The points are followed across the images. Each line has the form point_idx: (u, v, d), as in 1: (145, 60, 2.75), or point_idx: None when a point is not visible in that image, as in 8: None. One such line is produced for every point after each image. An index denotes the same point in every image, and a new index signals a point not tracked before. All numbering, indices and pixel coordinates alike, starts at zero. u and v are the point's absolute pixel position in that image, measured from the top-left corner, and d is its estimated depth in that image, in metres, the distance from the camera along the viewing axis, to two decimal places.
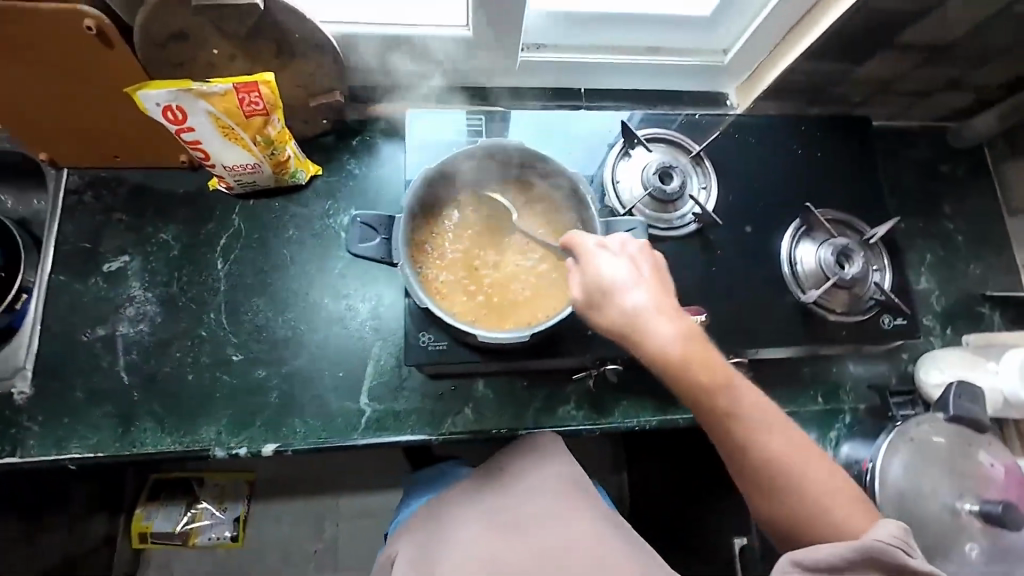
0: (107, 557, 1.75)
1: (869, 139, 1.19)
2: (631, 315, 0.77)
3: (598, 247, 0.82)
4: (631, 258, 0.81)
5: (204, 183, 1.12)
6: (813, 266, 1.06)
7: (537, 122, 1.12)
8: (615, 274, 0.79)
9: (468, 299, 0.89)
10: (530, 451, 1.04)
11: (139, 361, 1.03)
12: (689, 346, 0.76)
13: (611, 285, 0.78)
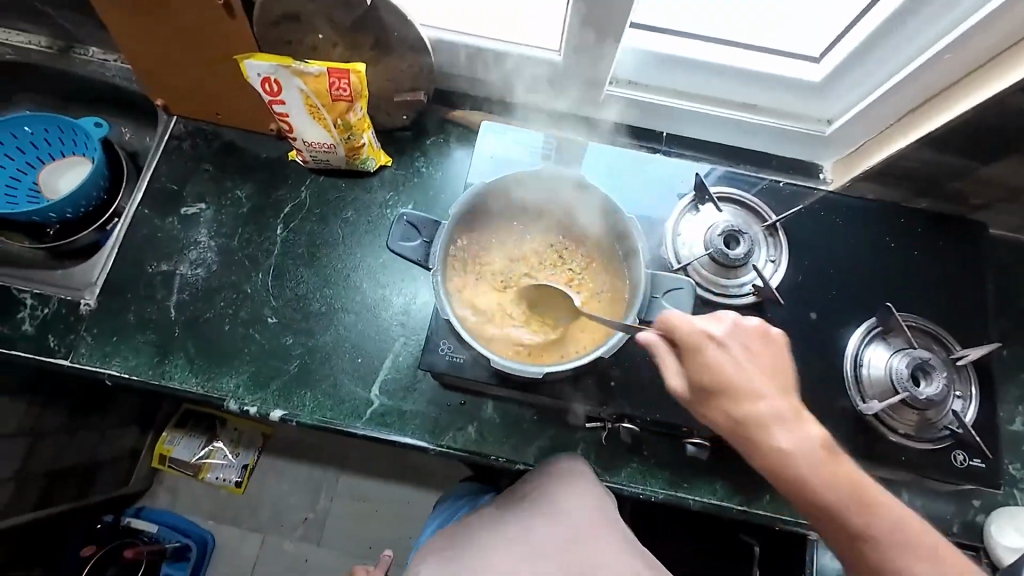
0: (125, 469, 1.84)
1: (981, 248, 1.05)
2: (728, 402, 0.73)
3: (705, 335, 0.75)
4: (736, 342, 0.75)
5: (285, 153, 1.19)
6: (881, 374, 0.94)
7: (608, 158, 1.09)
8: (717, 359, 0.73)
9: (502, 325, 0.85)
10: (553, 477, 0.97)
11: (188, 302, 1.10)
12: (802, 443, 0.72)
13: (715, 374, 0.73)
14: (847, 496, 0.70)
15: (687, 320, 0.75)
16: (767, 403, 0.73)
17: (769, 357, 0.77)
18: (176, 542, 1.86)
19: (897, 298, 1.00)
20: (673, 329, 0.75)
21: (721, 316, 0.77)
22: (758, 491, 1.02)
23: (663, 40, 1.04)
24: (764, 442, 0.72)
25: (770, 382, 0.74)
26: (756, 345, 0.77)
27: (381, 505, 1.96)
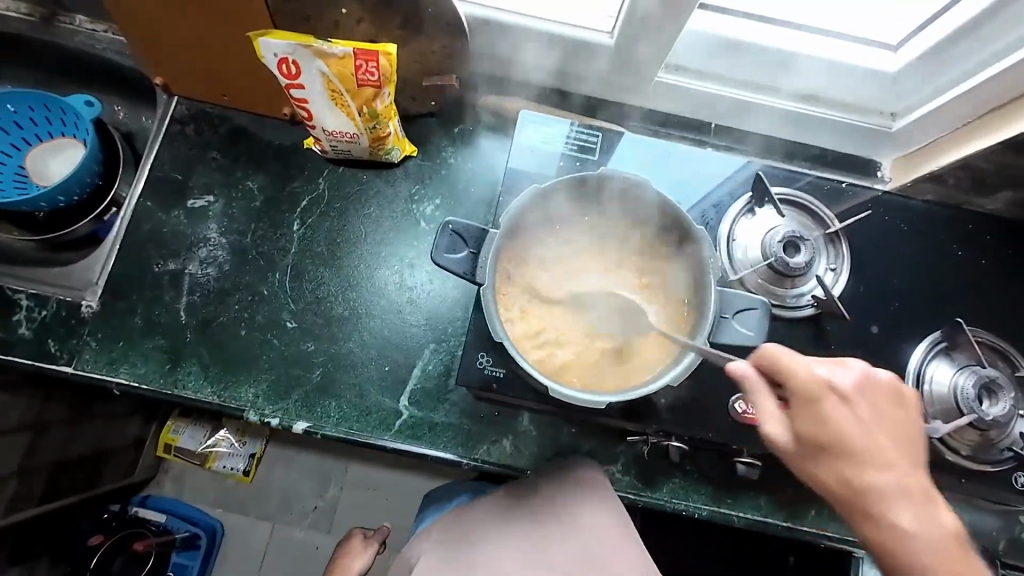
0: (132, 458, 1.79)
1: None
2: (850, 467, 0.65)
3: (826, 385, 0.67)
4: (860, 397, 0.67)
5: (300, 141, 1.09)
6: (945, 392, 0.89)
7: (657, 153, 1.02)
8: (839, 414, 0.65)
9: (559, 351, 0.78)
10: (576, 487, 0.94)
11: (199, 304, 1.02)
12: (910, 499, 0.64)
13: (836, 431, 0.65)
14: (928, 555, 0.63)
15: (803, 367, 0.67)
16: (863, 452, 0.65)
17: (892, 415, 0.69)
18: (184, 530, 1.84)
19: (959, 310, 0.95)
20: (799, 381, 0.66)
21: (851, 363, 0.69)
22: (803, 507, 0.96)
23: (724, 23, 0.95)
24: (886, 516, 0.65)
25: (896, 447, 0.67)
26: (884, 405, 0.69)
27: (390, 496, 1.93)
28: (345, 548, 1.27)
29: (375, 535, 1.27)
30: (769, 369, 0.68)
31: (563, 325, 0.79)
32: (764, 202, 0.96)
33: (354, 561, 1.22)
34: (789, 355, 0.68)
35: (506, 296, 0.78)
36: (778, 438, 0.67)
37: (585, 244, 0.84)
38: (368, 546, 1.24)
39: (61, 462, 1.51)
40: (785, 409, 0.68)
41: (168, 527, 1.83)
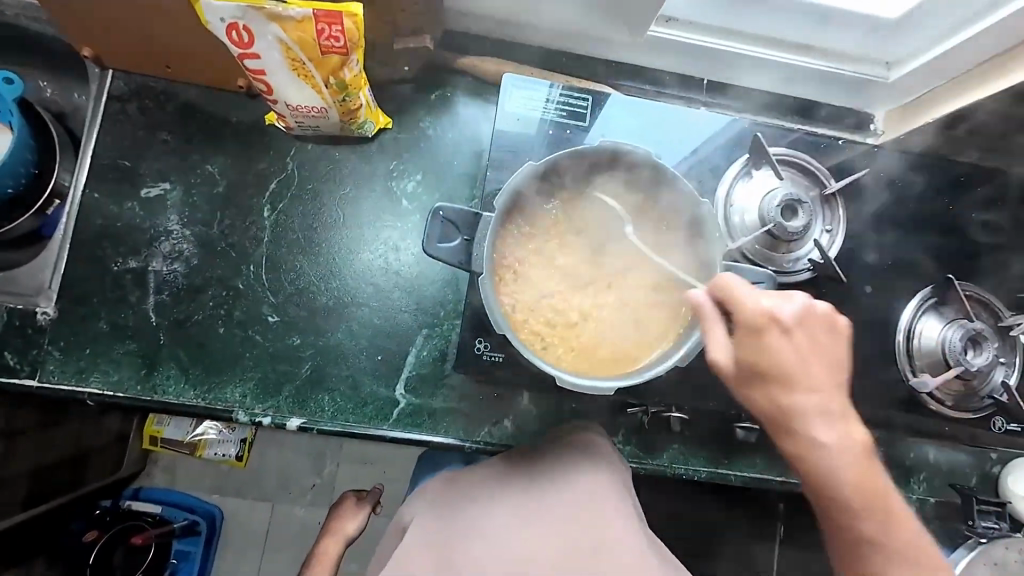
0: (117, 454, 1.73)
1: None
2: (779, 391, 0.65)
3: (769, 318, 0.64)
4: (802, 330, 0.65)
5: (261, 116, 0.99)
6: (933, 347, 0.91)
7: (649, 118, 0.96)
8: (774, 343, 0.64)
9: (569, 339, 0.72)
10: (573, 447, 0.92)
11: (169, 304, 0.94)
12: (846, 441, 0.66)
13: (773, 363, 0.64)
14: (851, 478, 0.67)
15: (752, 303, 0.64)
16: (781, 375, 0.64)
17: (833, 352, 0.67)
18: (181, 519, 1.81)
19: (946, 265, 0.96)
20: (745, 315, 0.65)
21: (796, 296, 0.66)
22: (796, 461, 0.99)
23: None
24: (804, 434, 0.66)
25: (829, 373, 0.66)
26: (822, 336, 0.67)
27: (386, 469, 1.93)
28: (334, 511, 1.27)
29: (366, 498, 1.29)
30: (731, 305, 0.65)
31: (569, 310, 0.74)
32: (761, 164, 0.93)
33: (347, 522, 1.23)
34: (735, 282, 0.66)
35: (507, 285, 0.72)
36: (721, 364, 0.64)
37: (590, 219, 0.76)
38: (360, 508, 1.26)
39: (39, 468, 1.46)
40: (733, 338, 0.66)
41: (165, 517, 1.81)
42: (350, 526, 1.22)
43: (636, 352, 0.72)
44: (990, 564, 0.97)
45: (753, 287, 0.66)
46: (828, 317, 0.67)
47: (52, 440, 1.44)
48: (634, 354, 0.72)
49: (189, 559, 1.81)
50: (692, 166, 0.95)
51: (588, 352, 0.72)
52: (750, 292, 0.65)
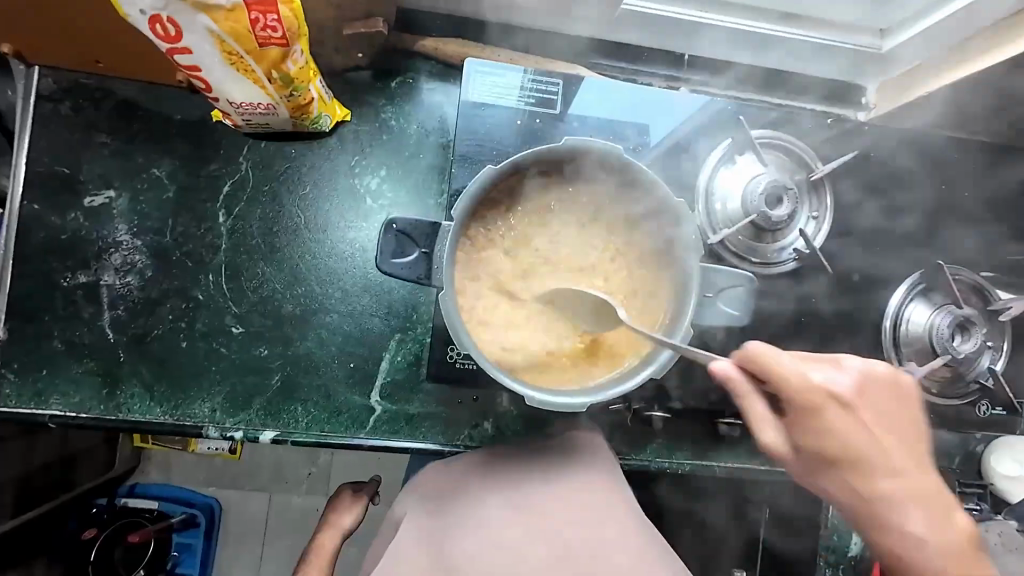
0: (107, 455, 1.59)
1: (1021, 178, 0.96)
2: (853, 477, 0.63)
3: (829, 393, 0.61)
4: (862, 404, 0.62)
5: (208, 113, 0.92)
6: (921, 333, 0.88)
7: (624, 99, 0.90)
8: (836, 421, 0.60)
9: (531, 349, 0.68)
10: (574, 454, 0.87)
11: (126, 319, 0.90)
12: (943, 525, 0.63)
13: (839, 439, 0.61)
14: (968, 568, 0.63)
15: (793, 374, 0.59)
16: (871, 459, 0.62)
17: (896, 414, 0.64)
18: (182, 512, 1.68)
19: (933, 249, 0.93)
20: (794, 393, 0.59)
21: (850, 363, 0.64)
22: None
23: None
24: (871, 496, 0.64)
25: (906, 452, 0.64)
26: (886, 400, 0.64)
27: None
28: (332, 503, 1.09)
29: (366, 489, 1.09)
30: (819, 389, 0.60)
31: (534, 319, 0.69)
32: (744, 148, 0.87)
33: (344, 518, 1.05)
34: (775, 355, 0.59)
35: (466, 294, 0.67)
36: (772, 446, 0.62)
37: (556, 223, 0.71)
38: (358, 501, 1.07)
39: (26, 475, 1.34)
40: (779, 416, 0.62)
41: (166, 512, 1.67)
42: (347, 524, 1.04)
43: (606, 363, 0.68)
44: None
45: (797, 358, 0.62)
46: (894, 380, 0.65)
47: (36, 442, 1.33)
48: (602, 364, 0.68)
49: (191, 552, 1.69)
50: (671, 150, 0.89)
51: (555, 364, 0.68)
52: (790, 358, 0.60)
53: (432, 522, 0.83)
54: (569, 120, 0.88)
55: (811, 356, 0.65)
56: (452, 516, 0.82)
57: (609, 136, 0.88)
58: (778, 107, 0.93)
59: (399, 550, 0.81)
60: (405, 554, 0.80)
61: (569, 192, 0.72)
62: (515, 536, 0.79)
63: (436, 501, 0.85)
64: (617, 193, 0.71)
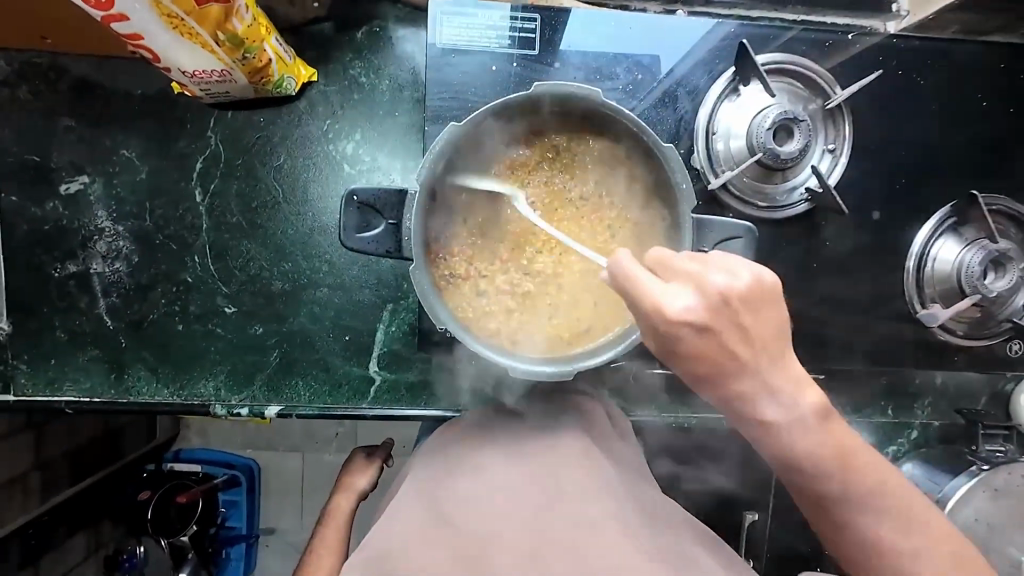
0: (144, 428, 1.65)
1: None
2: (787, 391, 0.54)
3: (711, 304, 0.50)
4: (716, 313, 0.50)
5: (168, 85, 0.87)
6: (948, 272, 0.81)
7: (610, 33, 0.80)
8: (721, 327, 0.51)
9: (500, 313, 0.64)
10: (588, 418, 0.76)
11: (122, 305, 0.90)
12: (799, 414, 0.55)
13: (723, 346, 0.51)
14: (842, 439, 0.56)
15: (673, 284, 0.51)
16: (739, 356, 0.52)
17: (766, 320, 0.52)
18: (225, 473, 1.71)
19: (965, 177, 0.83)
20: (653, 316, 0.50)
21: (732, 261, 0.52)
22: None
23: None
24: (754, 413, 0.55)
25: (766, 345, 0.52)
26: (750, 306, 0.51)
27: None
28: (346, 466, 1.08)
29: (379, 451, 1.09)
30: (690, 315, 0.50)
31: (519, 283, 0.65)
32: (749, 78, 0.78)
33: (359, 481, 1.04)
34: (633, 268, 0.51)
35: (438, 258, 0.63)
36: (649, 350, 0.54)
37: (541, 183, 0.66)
38: (372, 463, 1.07)
39: (73, 449, 1.43)
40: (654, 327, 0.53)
41: (210, 473, 1.71)
42: (361, 485, 1.03)
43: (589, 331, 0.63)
44: (989, 490, 0.86)
45: (685, 260, 0.51)
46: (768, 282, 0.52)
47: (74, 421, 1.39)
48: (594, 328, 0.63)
49: (238, 507, 1.74)
50: (665, 88, 0.80)
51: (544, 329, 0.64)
52: (684, 259, 0.51)
53: (433, 470, 0.69)
54: (549, 61, 0.80)
55: (711, 258, 0.53)
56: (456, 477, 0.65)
57: (595, 76, 0.80)
58: (789, 26, 0.81)
59: (396, 515, 0.63)
60: (399, 524, 0.60)
61: (553, 145, 0.65)
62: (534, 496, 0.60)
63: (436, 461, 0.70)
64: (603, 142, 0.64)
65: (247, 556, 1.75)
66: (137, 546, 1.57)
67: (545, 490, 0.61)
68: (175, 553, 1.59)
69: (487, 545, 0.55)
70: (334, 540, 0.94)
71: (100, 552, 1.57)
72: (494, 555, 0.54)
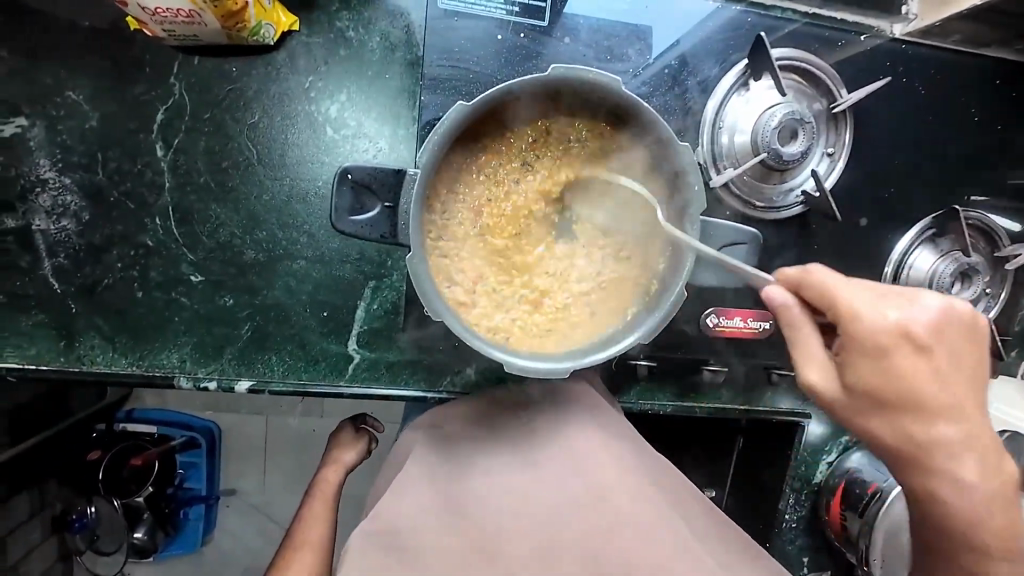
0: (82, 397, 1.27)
1: None
2: (907, 420, 0.58)
3: (899, 334, 0.56)
4: (940, 340, 0.57)
5: (123, 20, 0.78)
6: (922, 279, 0.83)
7: (621, 11, 0.76)
8: (911, 369, 0.56)
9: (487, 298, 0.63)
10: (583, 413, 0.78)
11: (70, 267, 0.82)
12: (970, 438, 0.59)
13: (896, 379, 0.56)
14: (934, 454, 0.59)
15: (844, 291, 0.57)
16: (934, 393, 0.56)
17: (968, 357, 0.58)
18: (183, 436, 1.36)
19: (947, 190, 0.86)
20: (878, 329, 0.56)
21: (923, 299, 0.58)
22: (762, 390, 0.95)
23: None
24: (929, 442, 0.58)
25: (971, 382, 0.58)
26: (958, 341, 0.58)
27: None
28: (331, 439, 1.04)
29: (365, 424, 1.05)
30: (931, 332, 0.56)
31: (514, 270, 0.63)
32: (760, 74, 0.76)
33: (345, 454, 1.01)
34: (829, 279, 0.58)
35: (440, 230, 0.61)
36: (816, 387, 0.59)
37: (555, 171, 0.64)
38: (360, 437, 1.03)
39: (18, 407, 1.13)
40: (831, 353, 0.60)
41: (168, 434, 1.37)
42: (349, 459, 1.00)
43: (578, 326, 0.64)
44: None
45: (869, 293, 0.57)
46: (971, 318, 0.59)
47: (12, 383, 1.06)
48: (578, 324, 0.65)
49: (198, 469, 1.40)
50: (674, 75, 0.77)
51: (525, 319, 0.63)
52: (849, 290, 0.57)
53: (435, 470, 0.72)
54: (557, 36, 0.75)
55: (892, 290, 0.59)
56: (465, 474, 0.71)
57: (605, 56, 0.76)
58: (788, 18, 0.79)
59: (405, 496, 0.70)
60: (413, 507, 0.68)
61: (580, 138, 0.64)
62: (534, 498, 0.67)
63: (446, 448, 0.75)
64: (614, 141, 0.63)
65: (208, 519, 1.43)
66: (87, 505, 1.30)
67: (550, 493, 0.67)
68: (130, 511, 1.32)
69: (490, 539, 0.64)
70: (323, 508, 0.96)
71: (45, 513, 1.27)
72: (501, 550, 0.63)
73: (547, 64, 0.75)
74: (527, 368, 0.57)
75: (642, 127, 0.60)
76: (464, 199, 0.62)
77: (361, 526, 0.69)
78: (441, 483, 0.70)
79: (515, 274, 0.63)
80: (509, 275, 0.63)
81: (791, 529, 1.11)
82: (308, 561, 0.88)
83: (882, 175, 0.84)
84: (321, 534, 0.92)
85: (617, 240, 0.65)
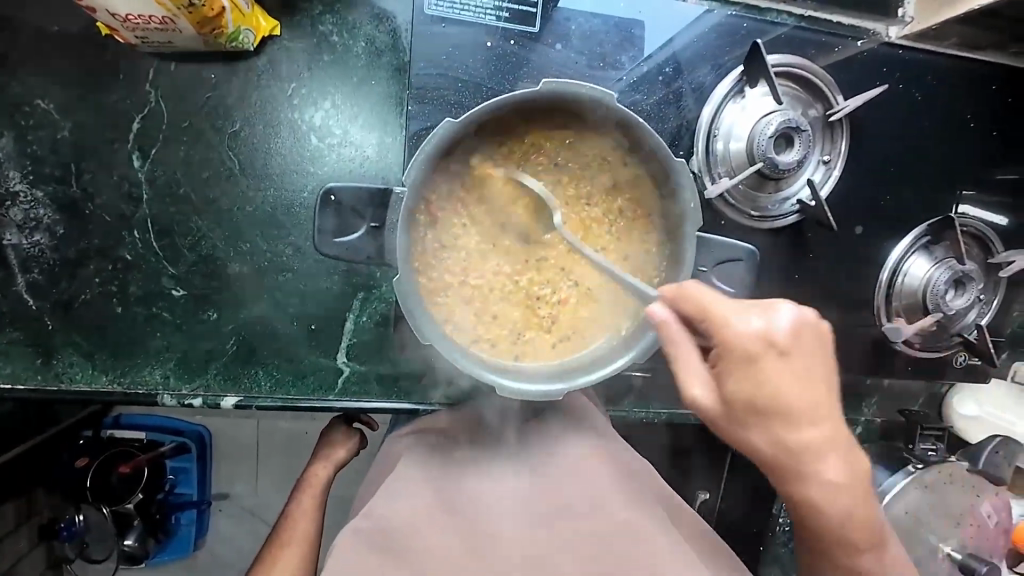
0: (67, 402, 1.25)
1: None
2: (778, 427, 0.52)
3: (763, 343, 0.51)
4: (794, 350, 0.51)
5: (93, 24, 0.74)
6: (919, 286, 0.82)
7: (613, 16, 0.74)
8: (771, 372, 0.51)
9: (486, 316, 0.62)
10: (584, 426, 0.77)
11: (46, 283, 0.79)
12: (855, 452, 0.55)
13: (758, 395, 0.51)
14: (798, 458, 0.54)
15: (729, 308, 0.52)
16: (766, 397, 0.51)
17: (812, 361, 0.52)
18: (171, 441, 1.33)
19: (942, 194, 0.85)
20: (732, 342, 0.51)
21: (777, 305, 0.53)
22: None
23: None
24: (821, 468, 0.54)
25: (801, 381, 0.52)
26: (811, 351, 0.52)
27: None
28: (322, 433, 0.99)
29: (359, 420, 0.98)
30: (762, 340, 0.51)
31: (519, 285, 0.62)
32: (756, 80, 0.74)
33: (338, 451, 0.96)
34: (707, 297, 0.53)
35: (435, 250, 0.60)
36: (700, 403, 0.53)
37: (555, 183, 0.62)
38: (352, 434, 0.97)
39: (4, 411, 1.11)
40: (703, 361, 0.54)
41: (155, 440, 1.33)
42: (341, 456, 0.96)
43: (582, 339, 0.63)
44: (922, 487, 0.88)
45: (726, 302, 0.52)
46: (796, 325, 0.52)
47: None
48: (582, 337, 0.63)
49: (187, 474, 1.37)
50: (669, 82, 0.75)
51: (531, 335, 0.62)
52: (717, 298, 0.52)
53: (434, 474, 0.71)
54: (548, 42, 0.73)
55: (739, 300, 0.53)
56: (465, 478, 0.70)
57: (599, 63, 0.74)
58: (781, 22, 0.78)
59: (403, 494, 0.69)
60: (410, 501, 0.67)
61: (575, 151, 0.62)
62: (535, 501, 0.67)
63: (438, 453, 0.74)
64: (617, 159, 0.62)
65: (200, 521, 1.40)
66: (76, 513, 1.27)
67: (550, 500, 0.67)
68: (118, 518, 1.29)
69: (485, 539, 0.63)
70: (310, 504, 0.94)
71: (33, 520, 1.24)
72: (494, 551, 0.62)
73: (537, 71, 0.73)
74: (536, 392, 0.56)
75: (638, 143, 0.58)
76: (460, 213, 0.61)
77: (354, 523, 0.68)
78: (440, 485, 0.69)
79: (519, 291, 0.62)
80: (512, 295, 0.62)
81: (786, 531, 1.11)
82: (295, 556, 0.88)
83: (877, 182, 0.83)
84: (306, 529, 0.91)
85: (616, 255, 0.63)
